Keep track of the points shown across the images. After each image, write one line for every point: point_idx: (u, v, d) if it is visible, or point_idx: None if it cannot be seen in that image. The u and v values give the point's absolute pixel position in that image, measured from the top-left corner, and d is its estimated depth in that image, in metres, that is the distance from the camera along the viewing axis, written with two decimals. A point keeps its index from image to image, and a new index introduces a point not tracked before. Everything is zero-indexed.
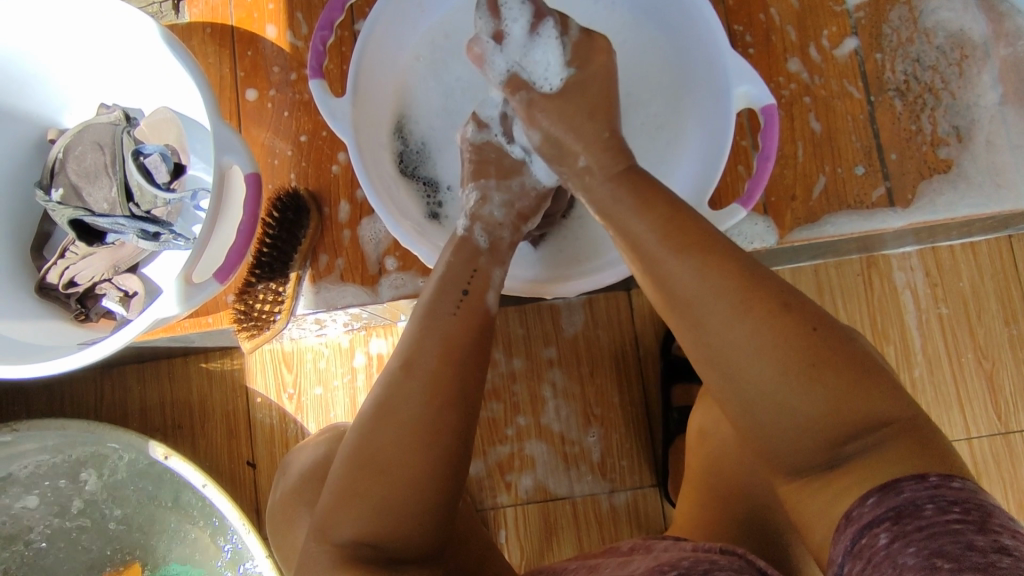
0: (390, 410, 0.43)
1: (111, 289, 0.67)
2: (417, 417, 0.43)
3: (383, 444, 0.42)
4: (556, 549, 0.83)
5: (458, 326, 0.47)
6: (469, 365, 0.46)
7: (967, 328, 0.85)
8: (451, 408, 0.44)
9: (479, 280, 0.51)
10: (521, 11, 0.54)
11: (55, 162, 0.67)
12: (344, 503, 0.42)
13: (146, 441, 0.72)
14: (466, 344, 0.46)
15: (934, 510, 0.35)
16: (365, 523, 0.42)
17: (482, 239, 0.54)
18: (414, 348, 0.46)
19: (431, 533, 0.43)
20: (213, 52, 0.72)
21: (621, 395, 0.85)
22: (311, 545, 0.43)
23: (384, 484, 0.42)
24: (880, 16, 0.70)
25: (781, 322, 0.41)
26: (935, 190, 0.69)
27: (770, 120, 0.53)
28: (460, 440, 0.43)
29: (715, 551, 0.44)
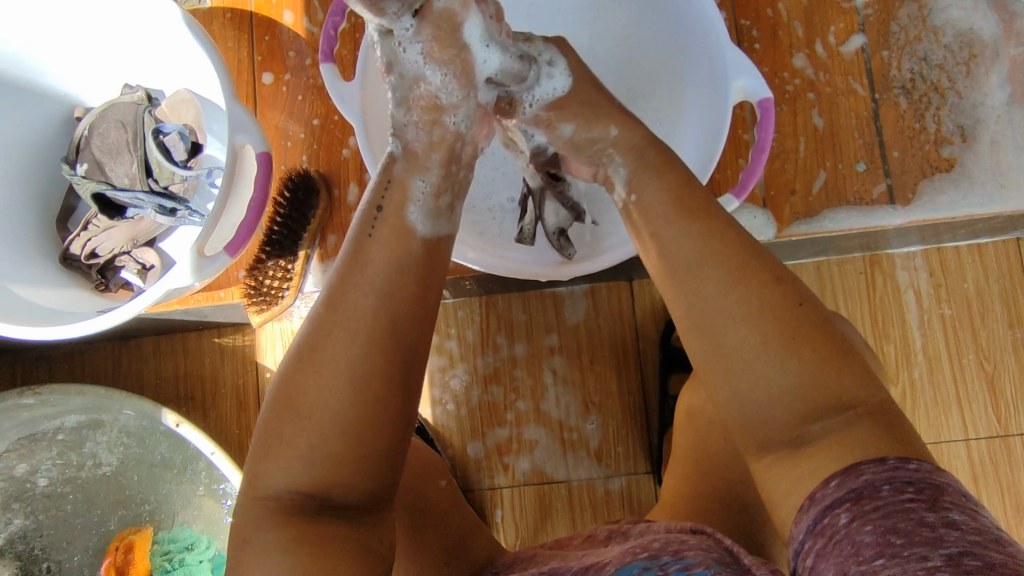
0: (312, 354, 0.39)
1: (129, 261, 0.70)
2: (344, 362, 0.39)
3: (306, 391, 0.39)
4: (549, 529, 0.85)
5: (384, 255, 0.42)
6: (399, 301, 0.41)
7: (970, 329, 0.84)
8: (379, 350, 0.39)
9: (394, 190, 0.45)
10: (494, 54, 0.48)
11: (81, 138, 0.71)
12: (271, 452, 0.39)
13: (159, 408, 0.75)
14: (405, 275, 0.42)
15: (891, 490, 0.36)
16: (298, 473, 0.39)
17: (396, 149, 0.47)
18: (337, 285, 0.41)
19: (373, 479, 0.40)
20: (233, 36, 0.75)
21: (619, 384, 0.86)
22: (243, 497, 0.40)
23: (309, 431, 0.39)
24: (888, 13, 0.71)
25: (767, 295, 0.42)
26: (936, 189, 0.69)
27: (766, 113, 0.54)
28: (397, 385, 0.40)
29: (688, 530, 0.45)
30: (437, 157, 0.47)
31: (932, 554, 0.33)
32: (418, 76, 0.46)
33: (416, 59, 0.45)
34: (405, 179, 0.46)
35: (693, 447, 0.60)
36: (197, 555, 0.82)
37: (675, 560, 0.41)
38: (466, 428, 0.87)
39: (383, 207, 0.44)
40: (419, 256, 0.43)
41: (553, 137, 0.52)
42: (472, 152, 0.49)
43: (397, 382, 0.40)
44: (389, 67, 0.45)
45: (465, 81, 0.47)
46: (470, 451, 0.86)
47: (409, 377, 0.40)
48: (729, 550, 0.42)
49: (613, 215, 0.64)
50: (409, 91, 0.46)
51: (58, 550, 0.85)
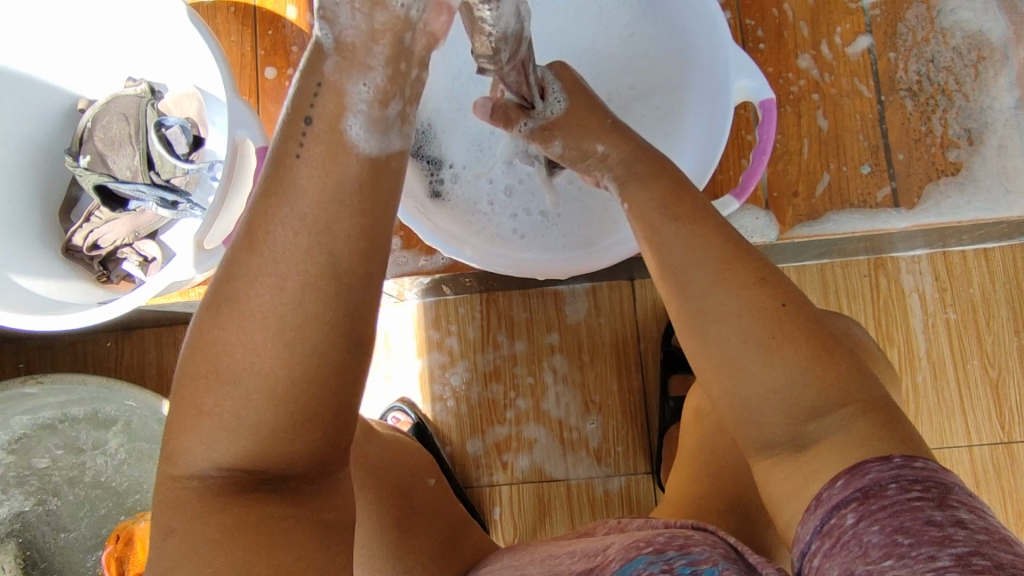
0: (230, 303, 0.30)
1: (131, 254, 0.71)
2: (268, 311, 0.30)
3: (228, 347, 0.31)
4: (548, 527, 0.85)
5: (314, 173, 0.30)
6: (341, 236, 0.30)
7: (975, 335, 0.84)
8: (318, 300, 0.30)
9: (326, 97, 0.32)
10: None
11: (84, 131, 0.71)
12: (189, 421, 0.32)
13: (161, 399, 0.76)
14: (343, 202, 0.30)
15: (897, 489, 0.35)
16: (223, 447, 0.32)
17: (325, 37, 0.33)
18: (255, 213, 0.30)
19: (315, 449, 0.33)
20: (236, 30, 0.75)
21: (620, 383, 0.86)
22: (162, 474, 0.34)
23: (232, 398, 0.31)
24: (896, 13, 0.70)
25: (748, 296, 0.42)
26: (941, 192, 0.68)
27: (767, 114, 0.54)
28: (344, 347, 0.31)
29: (688, 527, 0.45)
30: (381, 52, 0.33)
31: (941, 554, 0.32)
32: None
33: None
34: (339, 82, 0.32)
35: (699, 449, 0.60)
36: None
37: (680, 554, 0.40)
38: (465, 424, 0.87)
39: (310, 122, 0.31)
40: (362, 183, 0.31)
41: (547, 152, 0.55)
42: (427, 45, 0.35)
43: (344, 338, 0.31)
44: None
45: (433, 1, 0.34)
46: (470, 449, 0.87)
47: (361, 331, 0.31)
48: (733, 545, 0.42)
49: (611, 213, 0.64)
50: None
51: (61, 538, 0.86)
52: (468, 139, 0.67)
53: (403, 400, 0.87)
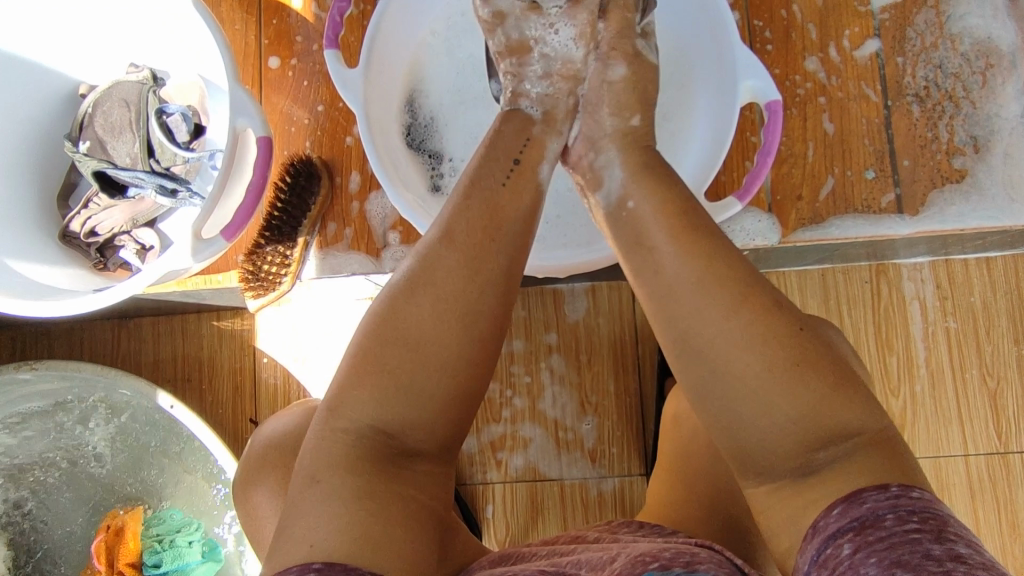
0: (424, 287, 0.44)
1: (129, 242, 0.70)
2: (455, 293, 0.44)
3: (415, 320, 0.44)
4: (540, 527, 0.85)
5: (504, 198, 0.48)
6: (504, 252, 0.46)
7: (974, 344, 0.83)
8: (485, 291, 0.45)
9: (533, 148, 0.53)
10: (565, 32, 0.56)
11: (84, 116, 0.70)
12: (367, 377, 0.43)
13: (155, 389, 0.75)
14: (503, 225, 0.47)
15: (894, 520, 0.36)
16: (387, 407, 0.43)
17: (536, 112, 0.55)
18: (451, 222, 0.46)
19: (449, 421, 0.44)
20: (241, 19, 0.74)
21: (617, 384, 0.86)
22: (326, 423, 0.44)
23: (413, 363, 0.43)
24: (905, 18, 0.69)
25: (768, 321, 0.42)
26: (946, 201, 0.68)
27: (774, 115, 0.52)
28: (491, 329, 0.45)
29: (692, 544, 0.45)
30: (567, 125, 0.56)
31: None
32: (539, 39, 0.57)
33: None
34: (541, 140, 0.54)
35: (683, 454, 0.59)
36: (186, 538, 0.81)
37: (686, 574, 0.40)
38: None
39: (515, 173, 0.50)
40: (523, 209, 0.49)
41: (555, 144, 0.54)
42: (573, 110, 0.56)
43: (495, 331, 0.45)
44: (526, 45, 0.57)
45: (587, 33, 0.56)
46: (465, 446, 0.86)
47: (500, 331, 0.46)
48: (738, 567, 0.42)
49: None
50: (548, 64, 0.56)
51: (51, 526, 0.85)
52: (466, 132, 0.65)
53: None
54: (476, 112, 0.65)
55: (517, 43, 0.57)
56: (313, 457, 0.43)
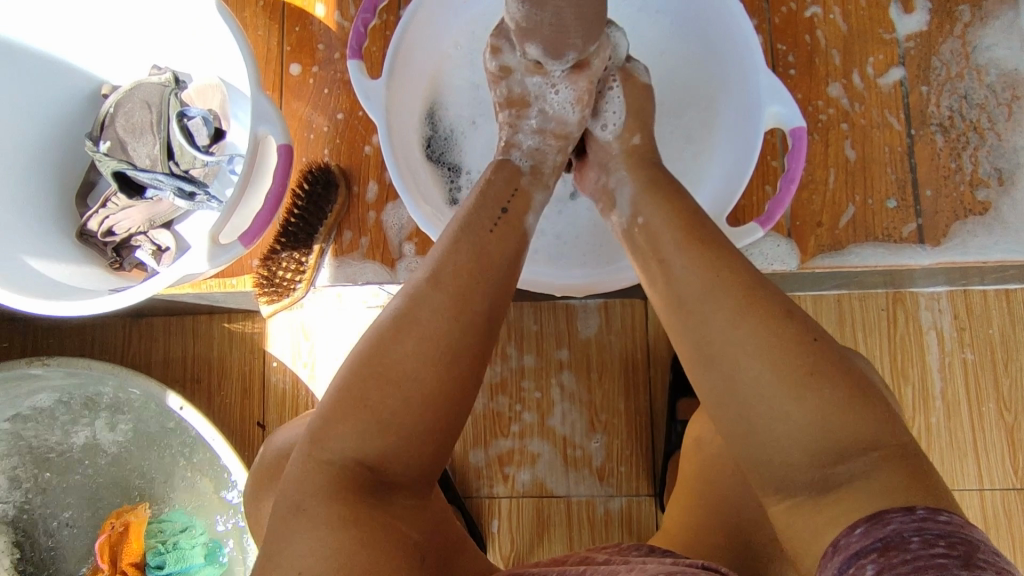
0: (412, 325, 0.44)
1: (145, 242, 0.70)
2: (440, 332, 0.44)
3: (400, 357, 0.43)
4: (546, 545, 0.84)
5: (491, 243, 0.49)
6: (490, 296, 0.47)
7: (991, 377, 0.82)
8: (470, 331, 0.45)
9: (519, 199, 0.53)
10: (565, 92, 0.55)
11: (105, 116, 0.71)
12: (353, 412, 0.42)
13: (165, 390, 0.76)
14: (489, 269, 0.48)
15: (920, 543, 0.34)
16: (369, 441, 0.42)
17: (525, 164, 0.55)
18: (440, 263, 0.47)
19: (427, 456, 0.44)
20: (264, 24, 0.75)
21: (627, 402, 0.85)
22: (307, 455, 0.42)
23: (397, 400, 0.42)
24: (930, 47, 0.69)
25: (779, 329, 0.42)
26: (969, 232, 0.67)
27: (799, 142, 0.52)
28: (473, 370, 0.45)
29: (698, 568, 0.44)
30: (550, 175, 0.57)
31: None
32: (540, 96, 0.56)
33: (518, 54, 0.54)
34: (527, 190, 0.54)
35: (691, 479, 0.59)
36: (191, 540, 0.81)
37: None
38: (469, 435, 0.86)
39: (506, 218, 0.51)
40: (509, 253, 0.50)
41: (544, 183, 0.56)
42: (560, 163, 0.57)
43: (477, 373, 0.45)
44: (526, 101, 0.56)
45: (585, 100, 0.55)
46: (472, 459, 0.85)
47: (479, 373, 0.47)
48: None
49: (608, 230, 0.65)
50: (544, 122, 0.56)
51: (54, 522, 0.85)
52: (485, 146, 0.65)
53: None
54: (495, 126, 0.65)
55: (518, 98, 0.56)
56: (298, 486, 0.41)
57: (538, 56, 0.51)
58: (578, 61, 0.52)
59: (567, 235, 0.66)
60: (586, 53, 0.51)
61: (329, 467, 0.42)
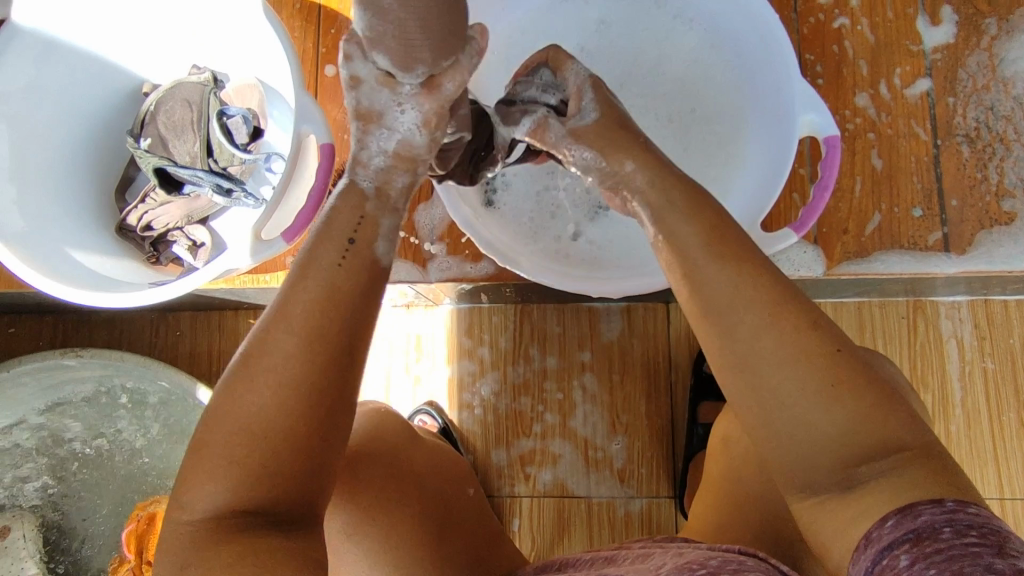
0: (261, 363, 0.37)
1: (181, 237, 0.72)
2: (294, 365, 0.37)
3: (251, 402, 0.36)
4: (566, 544, 0.84)
5: (352, 261, 0.40)
6: (359, 320, 0.39)
7: (1012, 386, 0.83)
8: (323, 365, 0.37)
9: (366, 227, 0.42)
10: (410, 113, 0.40)
11: (145, 113, 0.73)
12: (213, 474, 0.36)
13: (196, 384, 0.77)
14: (353, 288, 0.39)
15: (952, 533, 0.35)
16: (233, 497, 0.36)
17: (369, 186, 0.43)
18: (288, 292, 0.38)
19: (311, 498, 0.37)
20: (300, 27, 0.76)
21: (649, 406, 0.86)
22: (174, 521, 0.37)
23: (259, 450, 0.36)
24: (957, 59, 0.70)
25: (804, 338, 0.41)
26: (994, 242, 0.68)
27: (833, 151, 0.53)
28: (346, 398, 0.38)
29: (735, 552, 0.44)
30: None
31: None
32: (385, 112, 0.41)
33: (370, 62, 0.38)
34: (376, 217, 0.42)
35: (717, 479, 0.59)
36: None
37: None
38: (491, 435, 0.87)
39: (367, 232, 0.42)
40: (373, 272, 0.41)
41: None
42: None
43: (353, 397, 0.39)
44: (374, 114, 0.41)
45: (434, 125, 0.41)
46: (494, 458, 0.86)
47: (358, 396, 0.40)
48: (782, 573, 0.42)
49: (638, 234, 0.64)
50: (387, 138, 0.42)
51: (82, 512, 0.87)
52: None
53: (430, 404, 0.87)
54: None
55: (366, 109, 0.41)
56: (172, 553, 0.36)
57: (384, 66, 0.37)
58: (427, 77, 0.38)
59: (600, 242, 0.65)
60: (439, 71, 0.37)
61: (200, 530, 0.36)
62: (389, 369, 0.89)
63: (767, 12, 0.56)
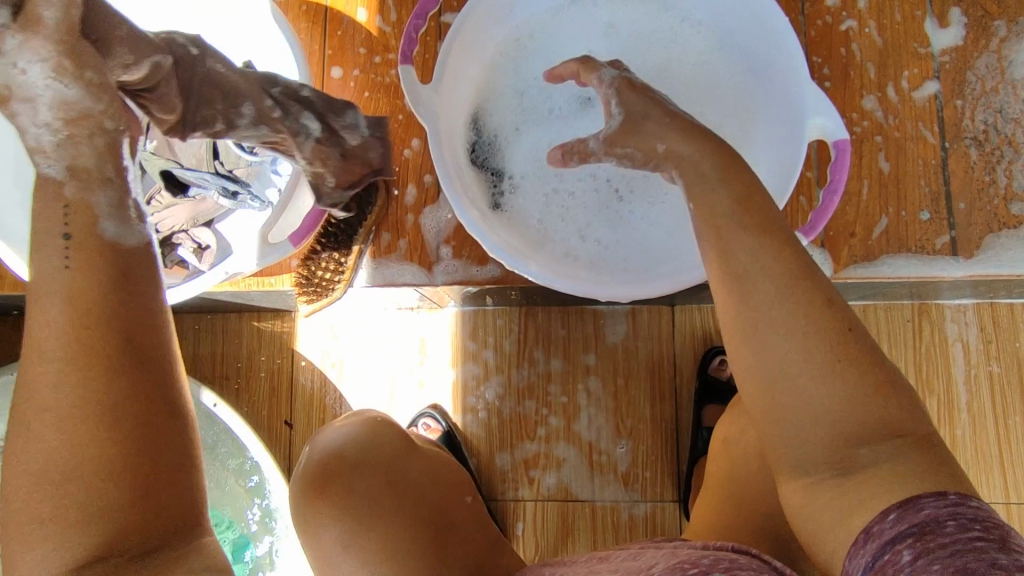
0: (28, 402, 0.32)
1: (186, 240, 0.71)
2: (65, 388, 0.32)
3: (36, 449, 0.32)
4: (570, 547, 0.84)
5: (89, 258, 0.34)
6: (131, 315, 0.34)
7: (1018, 390, 0.82)
8: (92, 377, 0.32)
9: (76, 214, 0.34)
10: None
11: None
12: (32, 530, 0.32)
13: (198, 385, 0.79)
14: (100, 283, 0.34)
15: (957, 527, 0.35)
16: (62, 545, 0.32)
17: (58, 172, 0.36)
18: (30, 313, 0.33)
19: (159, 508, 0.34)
20: (306, 28, 0.76)
21: (653, 409, 0.86)
22: None
23: (73, 495, 0.32)
24: (965, 62, 0.70)
25: (818, 311, 0.40)
26: (1002, 245, 0.68)
27: (842, 154, 0.53)
28: (147, 399, 0.33)
29: (729, 550, 0.43)
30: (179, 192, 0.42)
31: None
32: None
33: None
34: (85, 200, 0.35)
35: (723, 483, 0.59)
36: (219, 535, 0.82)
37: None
38: (495, 438, 0.87)
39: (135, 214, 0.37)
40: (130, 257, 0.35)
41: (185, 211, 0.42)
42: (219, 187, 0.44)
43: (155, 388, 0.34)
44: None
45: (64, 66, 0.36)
46: (498, 461, 0.86)
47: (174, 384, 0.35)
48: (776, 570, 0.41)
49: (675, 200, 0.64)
50: (34, 110, 0.36)
51: None
52: (526, 152, 0.66)
53: (434, 407, 0.87)
54: (542, 132, 0.66)
55: None
56: None
57: None
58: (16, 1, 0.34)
59: (617, 245, 0.64)
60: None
61: None
62: (393, 372, 0.89)
63: (779, 19, 0.56)
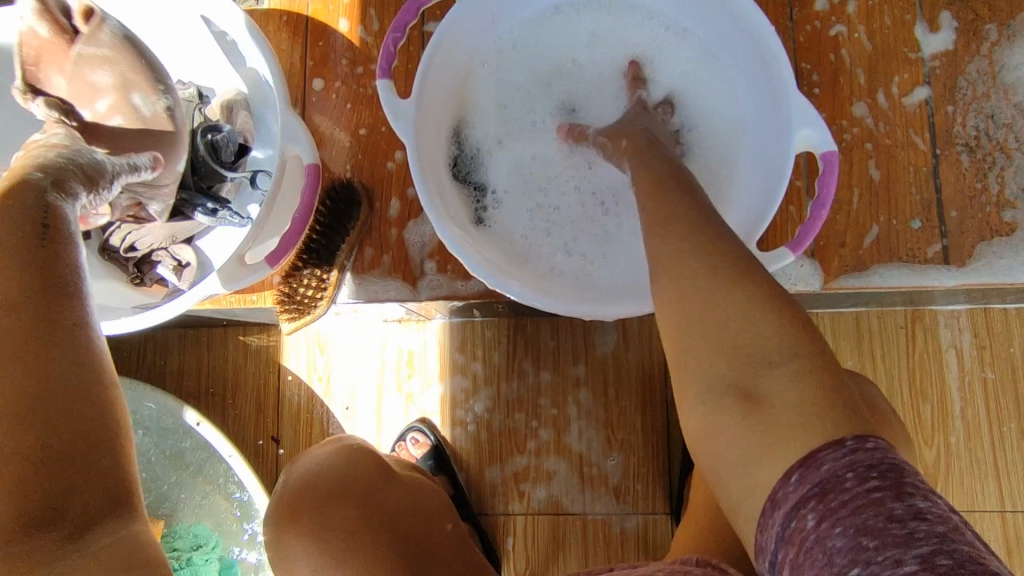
0: None
1: (166, 257, 0.70)
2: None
3: None
4: (561, 561, 0.83)
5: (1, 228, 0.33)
6: (46, 283, 0.33)
7: (1013, 398, 0.81)
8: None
9: None
10: None
11: None
12: None
13: (182, 405, 0.78)
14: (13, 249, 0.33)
15: (854, 479, 0.34)
16: None
17: None
18: None
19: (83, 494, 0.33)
20: (287, 39, 0.75)
21: (645, 420, 0.85)
22: None
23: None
24: (956, 66, 0.69)
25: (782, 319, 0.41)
26: (994, 253, 0.66)
27: (830, 167, 0.52)
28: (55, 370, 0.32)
29: (692, 564, 0.47)
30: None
31: (906, 556, 0.31)
32: None
33: None
34: None
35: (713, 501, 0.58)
36: (204, 556, 0.81)
37: None
38: (485, 451, 0.86)
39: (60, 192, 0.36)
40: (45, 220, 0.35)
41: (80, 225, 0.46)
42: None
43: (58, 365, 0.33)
44: None
45: None
46: (487, 475, 0.85)
47: (82, 360, 0.34)
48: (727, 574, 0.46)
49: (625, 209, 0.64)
50: None
51: None
52: (509, 166, 0.64)
53: (422, 421, 0.86)
54: (525, 145, 0.65)
55: None
56: None
57: None
58: None
59: (603, 260, 0.63)
60: None
61: None
62: (381, 387, 0.88)
63: (765, 29, 0.55)
